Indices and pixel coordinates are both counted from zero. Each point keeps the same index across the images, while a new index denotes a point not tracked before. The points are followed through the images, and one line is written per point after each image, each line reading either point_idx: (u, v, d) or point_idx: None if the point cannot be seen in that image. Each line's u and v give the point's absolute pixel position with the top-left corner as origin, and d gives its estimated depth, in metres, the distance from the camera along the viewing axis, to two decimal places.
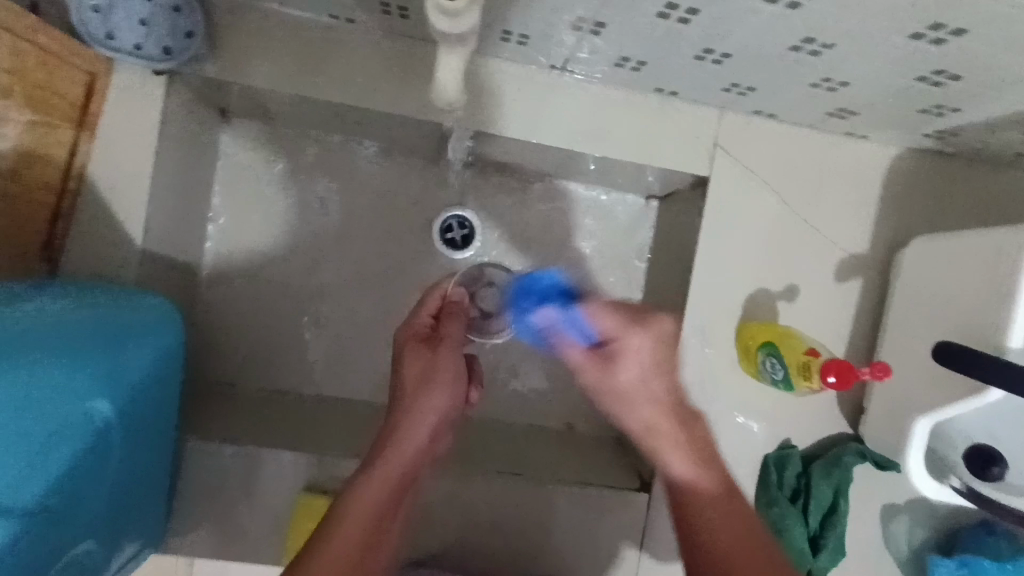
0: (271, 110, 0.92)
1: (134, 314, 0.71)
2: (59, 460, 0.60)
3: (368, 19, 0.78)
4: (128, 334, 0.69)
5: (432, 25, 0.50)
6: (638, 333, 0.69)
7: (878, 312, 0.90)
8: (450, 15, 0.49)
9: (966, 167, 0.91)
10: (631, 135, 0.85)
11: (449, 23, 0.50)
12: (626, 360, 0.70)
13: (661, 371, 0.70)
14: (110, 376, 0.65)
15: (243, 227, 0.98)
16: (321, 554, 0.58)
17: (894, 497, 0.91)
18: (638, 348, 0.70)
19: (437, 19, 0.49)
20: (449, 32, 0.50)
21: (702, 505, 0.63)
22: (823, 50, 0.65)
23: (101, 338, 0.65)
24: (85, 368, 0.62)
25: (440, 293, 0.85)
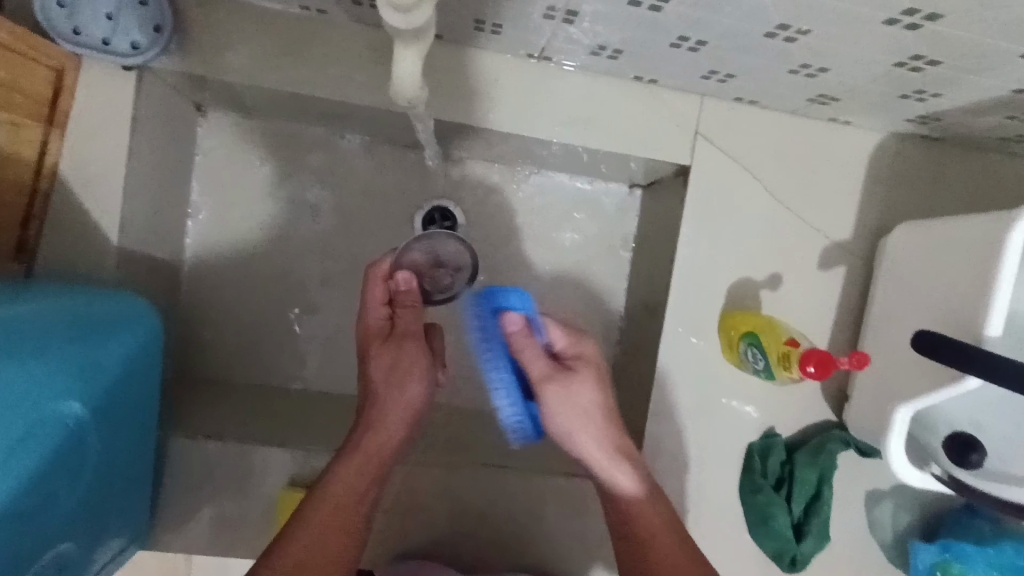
0: (247, 104, 0.91)
1: (106, 307, 0.70)
2: (34, 464, 0.60)
3: (338, 10, 0.77)
4: (101, 328, 0.69)
5: (387, 24, 0.49)
6: (587, 348, 0.74)
7: (864, 298, 0.90)
8: (402, 8, 0.48)
9: (952, 150, 0.90)
10: (610, 123, 0.83)
11: (404, 20, 0.48)
12: (577, 384, 0.70)
13: (606, 390, 0.72)
14: (77, 373, 0.65)
15: (225, 221, 0.97)
16: (301, 535, 0.63)
17: (877, 482, 0.91)
18: (588, 371, 0.71)
19: (391, 16, 0.48)
20: (405, 28, 0.49)
21: (651, 529, 0.68)
22: (799, 36, 0.63)
23: (70, 335, 0.64)
24: (50, 366, 0.62)
25: (383, 275, 0.78)
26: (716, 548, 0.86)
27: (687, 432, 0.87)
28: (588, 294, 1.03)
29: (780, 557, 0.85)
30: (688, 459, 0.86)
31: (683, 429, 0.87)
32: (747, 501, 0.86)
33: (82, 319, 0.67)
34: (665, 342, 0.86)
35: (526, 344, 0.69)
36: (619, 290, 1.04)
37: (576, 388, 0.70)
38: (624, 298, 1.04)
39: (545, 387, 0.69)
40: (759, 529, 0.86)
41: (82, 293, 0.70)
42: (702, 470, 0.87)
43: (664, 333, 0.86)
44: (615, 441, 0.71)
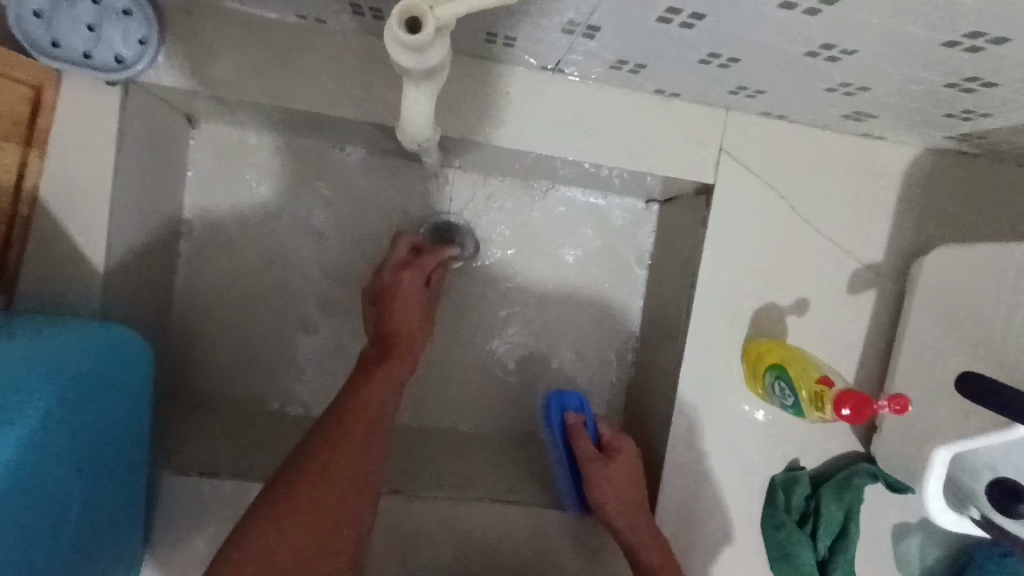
0: (241, 117, 0.85)
1: (81, 343, 0.63)
2: (21, 521, 0.56)
3: (338, 18, 0.71)
4: (78, 368, 0.62)
5: (393, 62, 0.45)
6: (626, 441, 0.85)
7: (894, 324, 0.85)
8: (417, 48, 0.43)
9: (991, 167, 0.84)
10: (629, 140, 0.78)
11: (413, 60, 0.44)
12: (622, 465, 0.82)
13: (640, 484, 0.81)
14: (56, 425, 0.60)
15: (220, 238, 0.92)
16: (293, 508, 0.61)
17: (905, 515, 0.87)
18: (626, 460, 0.83)
19: (400, 56, 0.44)
20: (413, 68, 0.45)
21: None
22: (842, 55, 0.58)
23: (38, 385, 0.57)
24: (24, 425, 0.56)
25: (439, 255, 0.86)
26: None
27: (706, 466, 0.82)
28: (601, 313, 0.98)
29: None
30: (708, 494, 0.82)
31: (703, 462, 0.82)
32: (768, 536, 0.82)
33: (57, 369, 0.60)
34: (684, 372, 0.81)
35: (579, 428, 0.87)
36: (634, 309, 0.99)
37: (619, 469, 0.81)
38: (639, 318, 0.99)
39: (588, 462, 0.83)
40: (781, 566, 0.81)
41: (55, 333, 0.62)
42: (722, 506, 0.83)
43: (683, 361, 0.81)
44: (642, 521, 0.76)
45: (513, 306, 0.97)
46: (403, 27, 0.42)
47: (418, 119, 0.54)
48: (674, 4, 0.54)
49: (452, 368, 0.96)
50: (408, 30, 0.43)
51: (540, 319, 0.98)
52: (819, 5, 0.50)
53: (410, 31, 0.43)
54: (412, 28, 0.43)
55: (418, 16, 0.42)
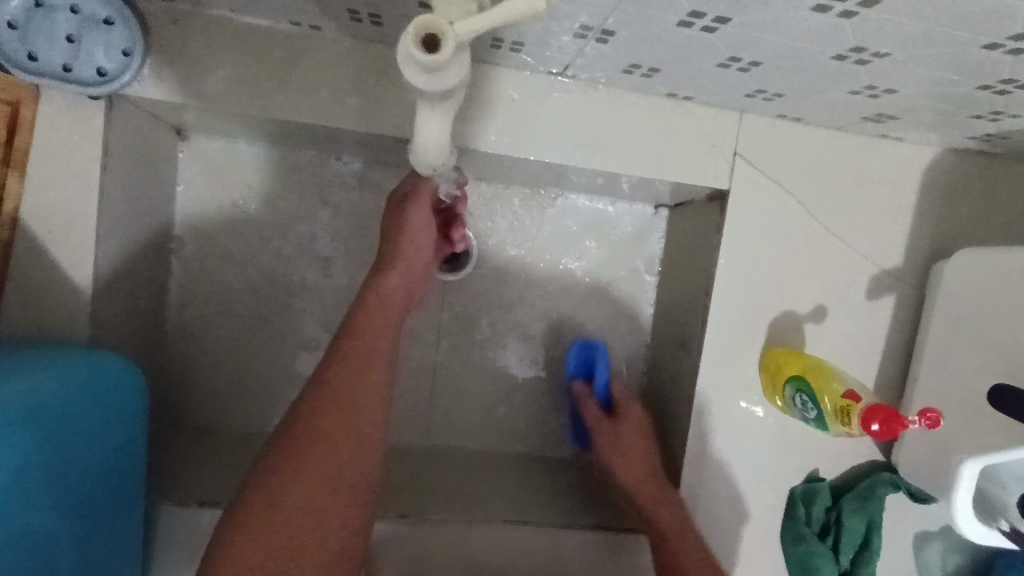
0: (233, 129, 0.81)
1: (63, 378, 0.59)
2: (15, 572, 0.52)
3: (334, 25, 0.68)
4: (61, 406, 0.58)
5: (415, 86, 0.45)
6: (636, 405, 0.87)
7: (914, 329, 0.83)
8: (435, 69, 0.44)
9: (1011, 166, 0.82)
10: (640, 145, 0.75)
11: (431, 81, 0.44)
12: (628, 429, 0.84)
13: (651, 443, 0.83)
14: (41, 468, 0.55)
15: (213, 255, 0.88)
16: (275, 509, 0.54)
17: (927, 523, 0.85)
18: (633, 423, 0.85)
19: (418, 77, 0.44)
20: (433, 89, 0.45)
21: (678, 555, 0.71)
22: (872, 58, 0.55)
23: (18, 429, 0.53)
24: (4, 474, 0.51)
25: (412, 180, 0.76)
26: None
27: (726, 480, 0.80)
28: (610, 323, 0.96)
29: None
30: (728, 509, 0.80)
31: (722, 476, 0.80)
32: (788, 550, 0.80)
33: (37, 412, 0.55)
34: (701, 385, 0.79)
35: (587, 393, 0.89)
36: (643, 318, 0.96)
37: (628, 434, 0.83)
38: (648, 326, 0.96)
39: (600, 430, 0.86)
40: None
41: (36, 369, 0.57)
42: (743, 521, 0.80)
43: (700, 373, 0.79)
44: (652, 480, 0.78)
45: (520, 317, 0.94)
46: (421, 47, 0.42)
47: (431, 135, 0.51)
48: (697, 8, 0.51)
49: (459, 382, 0.93)
50: (426, 50, 0.43)
51: (548, 330, 0.95)
52: (855, 7, 0.47)
53: (429, 52, 0.43)
54: (430, 48, 0.43)
55: (435, 35, 0.42)
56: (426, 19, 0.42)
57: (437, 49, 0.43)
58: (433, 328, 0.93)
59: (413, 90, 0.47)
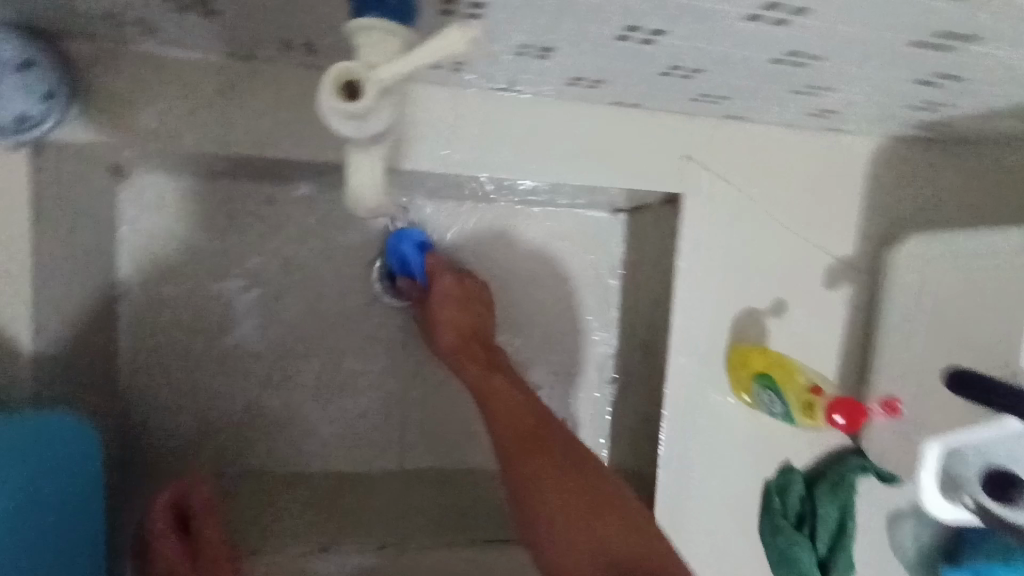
0: (174, 165, 0.78)
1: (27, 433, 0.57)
2: None
3: (269, 55, 0.66)
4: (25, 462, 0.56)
5: (339, 134, 0.44)
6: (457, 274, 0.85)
7: (870, 315, 0.84)
8: (360, 115, 0.43)
9: (951, 150, 0.85)
10: (591, 155, 0.75)
11: (357, 127, 0.43)
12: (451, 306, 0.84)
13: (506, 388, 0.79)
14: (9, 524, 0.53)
15: (164, 295, 0.85)
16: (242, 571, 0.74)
17: (897, 501, 0.87)
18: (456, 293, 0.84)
19: (341, 124, 0.43)
20: (360, 136, 0.44)
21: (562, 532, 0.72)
22: (809, 61, 0.56)
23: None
24: None
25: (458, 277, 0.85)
26: None
27: (702, 479, 0.80)
28: (576, 331, 0.96)
29: None
30: (706, 507, 0.80)
31: (699, 476, 0.80)
32: (768, 542, 0.81)
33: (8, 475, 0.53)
34: (670, 388, 0.79)
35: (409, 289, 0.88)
36: (609, 322, 0.96)
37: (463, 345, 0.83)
38: (615, 330, 0.96)
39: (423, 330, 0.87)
40: (783, 570, 0.80)
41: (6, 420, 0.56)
42: (722, 518, 0.81)
43: (668, 377, 0.79)
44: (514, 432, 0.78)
45: None
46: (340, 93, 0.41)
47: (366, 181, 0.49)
48: (634, 22, 0.51)
49: (431, 403, 0.92)
50: (349, 97, 0.42)
51: (516, 343, 0.94)
52: (787, 16, 0.47)
53: (349, 98, 0.42)
54: (350, 95, 0.42)
55: (356, 81, 0.42)
56: (345, 67, 0.42)
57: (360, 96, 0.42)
58: (399, 350, 0.91)
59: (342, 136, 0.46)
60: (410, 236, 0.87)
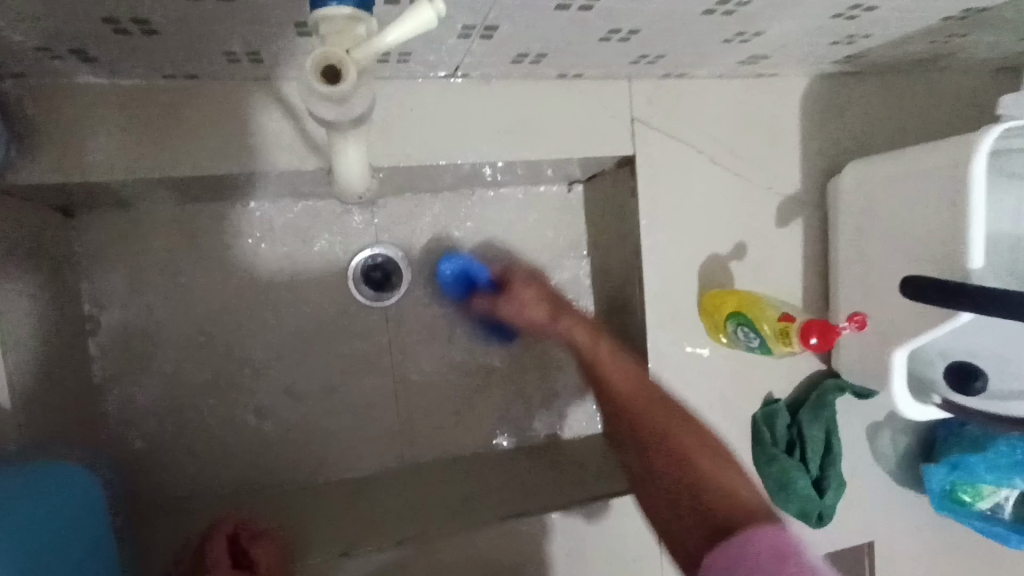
0: (126, 197, 0.76)
1: (26, 485, 0.56)
2: None
3: (214, 70, 0.65)
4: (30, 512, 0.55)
5: (318, 116, 0.46)
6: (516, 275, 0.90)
7: (825, 244, 0.89)
8: (338, 99, 0.44)
9: (874, 80, 0.90)
10: (544, 128, 0.77)
11: (336, 110, 0.45)
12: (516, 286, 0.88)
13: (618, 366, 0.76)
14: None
15: (135, 334, 0.83)
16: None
17: (874, 414, 0.93)
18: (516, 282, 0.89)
19: (321, 108, 0.45)
20: (337, 117, 0.46)
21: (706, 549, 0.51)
22: (737, 7, 0.59)
23: (11, 565, 0.50)
24: None
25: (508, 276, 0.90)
26: None
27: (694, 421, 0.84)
28: None
29: (807, 516, 0.84)
30: None
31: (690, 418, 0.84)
32: (764, 472, 0.84)
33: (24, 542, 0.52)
34: (652, 340, 0.82)
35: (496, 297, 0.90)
36: (584, 290, 0.99)
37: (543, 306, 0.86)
38: (590, 297, 0.99)
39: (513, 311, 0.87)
40: (781, 496, 0.83)
41: (3, 475, 0.55)
42: None
43: (649, 330, 0.82)
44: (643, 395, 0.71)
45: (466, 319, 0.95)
46: (321, 79, 0.43)
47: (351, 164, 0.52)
48: None
49: (421, 398, 0.93)
50: (327, 80, 0.44)
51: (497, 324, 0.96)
52: None
53: (329, 83, 0.44)
54: (331, 80, 0.43)
55: (335, 64, 0.43)
56: (323, 52, 0.43)
57: (340, 80, 0.43)
58: (382, 351, 0.92)
59: (321, 120, 0.48)
60: (450, 266, 0.92)
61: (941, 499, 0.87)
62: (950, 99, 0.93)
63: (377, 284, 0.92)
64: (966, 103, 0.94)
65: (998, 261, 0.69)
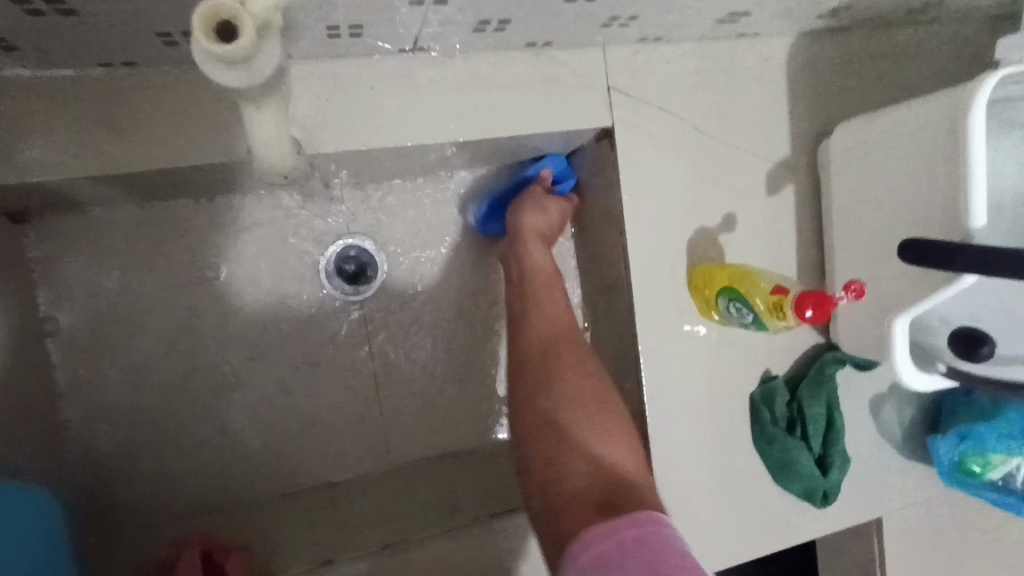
0: (75, 199, 0.72)
1: None
2: None
3: (153, 56, 0.60)
4: None
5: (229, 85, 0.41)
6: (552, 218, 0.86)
7: (818, 211, 0.85)
8: (239, 60, 0.39)
9: (863, 35, 0.86)
10: (515, 102, 0.72)
11: (242, 75, 0.40)
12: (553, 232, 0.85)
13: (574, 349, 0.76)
14: None
15: (98, 343, 0.79)
16: None
17: (877, 386, 0.89)
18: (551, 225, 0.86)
19: (226, 73, 0.40)
20: (246, 82, 0.41)
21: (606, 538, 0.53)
22: None
23: None
24: None
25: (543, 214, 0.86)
26: (744, 508, 0.82)
27: (689, 402, 0.80)
28: None
29: (812, 496, 0.82)
30: (699, 429, 0.80)
31: (684, 401, 0.80)
32: (765, 453, 0.82)
33: None
34: (641, 321, 0.78)
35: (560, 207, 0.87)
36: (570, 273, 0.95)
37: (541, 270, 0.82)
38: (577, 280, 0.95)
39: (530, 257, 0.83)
40: (783, 476, 0.82)
41: None
42: (716, 438, 0.81)
43: (637, 310, 0.78)
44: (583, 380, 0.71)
45: (447, 308, 0.91)
46: (215, 37, 0.38)
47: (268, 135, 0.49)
48: None
49: (404, 394, 0.89)
50: (225, 40, 0.39)
51: (480, 313, 0.92)
52: None
53: (226, 42, 0.39)
54: (228, 39, 0.39)
55: (229, 19, 0.38)
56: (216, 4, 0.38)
57: (237, 37, 0.39)
58: (360, 347, 0.88)
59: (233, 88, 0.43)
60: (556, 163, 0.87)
61: (950, 473, 0.84)
62: (944, 52, 0.88)
63: (353, 277, 0.88)
64: (960, 55, 0.89)
65: (1000, 218, 0.65)
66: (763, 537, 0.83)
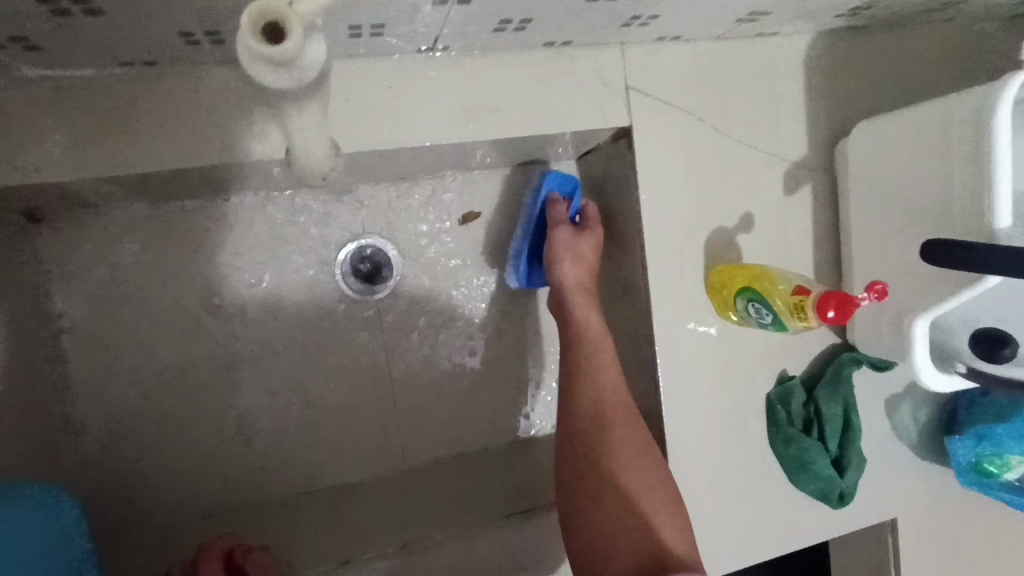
0: (90, 198, 0.72)
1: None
2: None
3: (172, 55, 0.60)
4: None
5: (276, 85, 0.41)
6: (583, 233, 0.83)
7: (834, 212, 0.85)
8: (288, 60, 0.39)
9: (880, 35, 0.85)
10: (532, 102, 0.72)
11: (291, 76, 0.41)
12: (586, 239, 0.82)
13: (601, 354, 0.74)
14: None
15: (113, 342, 0.79)
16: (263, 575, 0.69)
17: (893, 387, 0.89)
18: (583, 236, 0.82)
19: (275, 75, 0.40)
20: (294, 83, 0.41)
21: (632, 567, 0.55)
22: None
23: None
24: None
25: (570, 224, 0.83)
26: (760, 508, 0.82)
27: (705, 403, 0.80)
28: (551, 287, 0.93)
29: (827, 497, 0.82)
30: (714, 429, 0.80)
31: (700, 401, 0.80)
32: (781, 453, 0.81)
33: None
34: (657, 322, 0.78)
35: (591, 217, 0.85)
36: None
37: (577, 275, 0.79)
38: None
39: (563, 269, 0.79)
40: (799, 476, 0.81)
41: None
42: (732, 437, 0.81)
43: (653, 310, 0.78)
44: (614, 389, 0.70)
45: (461, 308, 0.91)
46: (265, 39, 0.38)
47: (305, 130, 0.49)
48: None
49: (419, 394, 0.89)
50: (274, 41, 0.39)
51: (494, 313, 0.92)
52: None
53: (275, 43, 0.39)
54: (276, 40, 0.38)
55: (276, 21, 0.38)
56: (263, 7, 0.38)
57: (284, 39, 0.38)
58: (375, 347, 0.88)
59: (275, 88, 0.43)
60: (556, 180, 0.86)
61: (968, 473, 0.83)
62: (961, 52, 0.88)
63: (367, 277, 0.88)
64: (977, 56, 0.88)
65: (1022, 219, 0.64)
66: (778, 537, 0.83)
